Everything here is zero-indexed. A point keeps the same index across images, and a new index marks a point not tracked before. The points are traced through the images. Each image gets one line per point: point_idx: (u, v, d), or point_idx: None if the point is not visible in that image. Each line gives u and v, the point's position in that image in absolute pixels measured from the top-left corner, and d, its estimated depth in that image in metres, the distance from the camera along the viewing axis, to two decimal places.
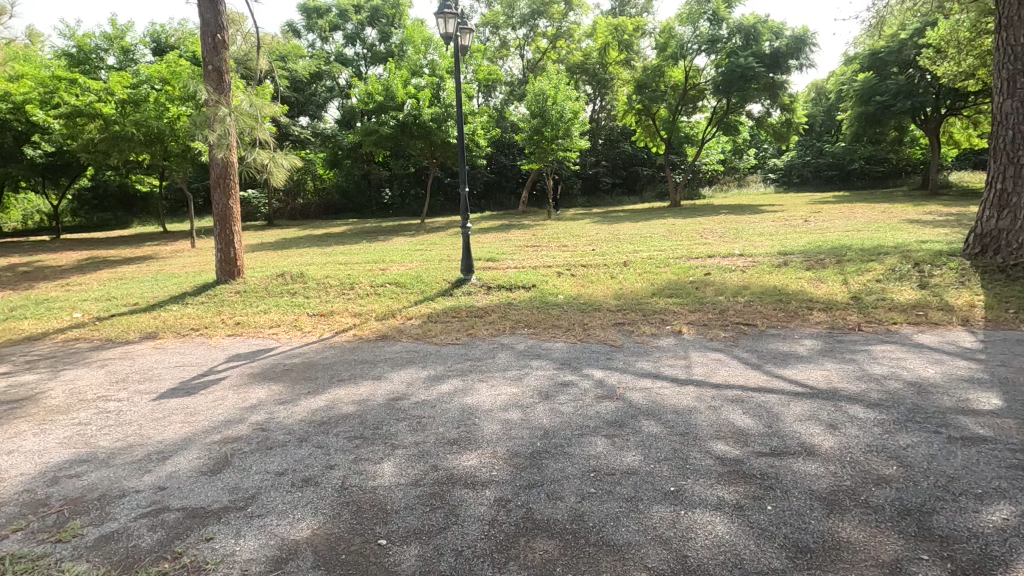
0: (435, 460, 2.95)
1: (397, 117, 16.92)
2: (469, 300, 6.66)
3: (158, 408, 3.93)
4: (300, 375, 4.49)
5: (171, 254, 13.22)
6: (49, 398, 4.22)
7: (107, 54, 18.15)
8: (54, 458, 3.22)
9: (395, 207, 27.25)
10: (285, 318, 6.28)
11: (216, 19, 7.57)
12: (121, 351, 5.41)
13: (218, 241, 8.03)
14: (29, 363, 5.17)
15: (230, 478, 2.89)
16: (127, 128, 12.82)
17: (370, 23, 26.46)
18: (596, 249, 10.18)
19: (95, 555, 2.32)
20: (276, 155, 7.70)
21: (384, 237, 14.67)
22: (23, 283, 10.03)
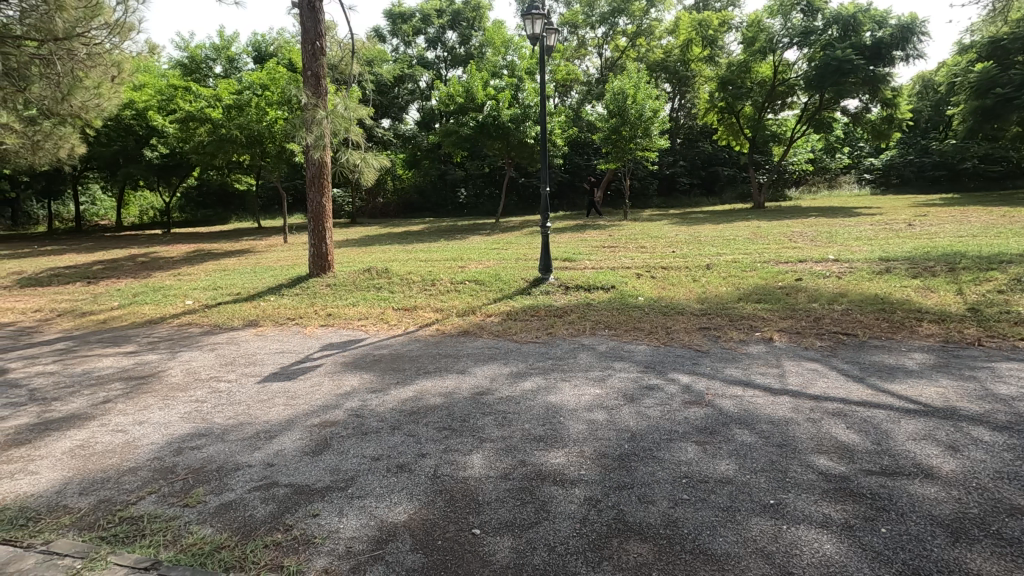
0: (523, 456, 2.99)
1: (477, 118, 17.25)
2: (547, 299, 6.69)
3: (263, 390, 4.23)
4: (388, 365, 4.68)
5: (266, 248, 14.17)
6: (170, 376, 4.66)
7: (214, 63, 19.85)
8: (178, 430, 3.56)
9: (469, 207, 27.87)
10: (372, 312, 6.57)
11: (316, 28, 8.09)
12: (227, 337, 5.88)
13: (312, 237, 8.52)
14: (152, 344, 5.74)
15: (330, 459, 3.06)
16: (232, 131, 13.90)
17: (451, 27, 27.15)
18: (676, 250, 9.90)
19: (217, 521, 2.53)
20: (367, 155, 8.07)
21: (461, 235, 14.99)
22: (144, 271, 11.15)
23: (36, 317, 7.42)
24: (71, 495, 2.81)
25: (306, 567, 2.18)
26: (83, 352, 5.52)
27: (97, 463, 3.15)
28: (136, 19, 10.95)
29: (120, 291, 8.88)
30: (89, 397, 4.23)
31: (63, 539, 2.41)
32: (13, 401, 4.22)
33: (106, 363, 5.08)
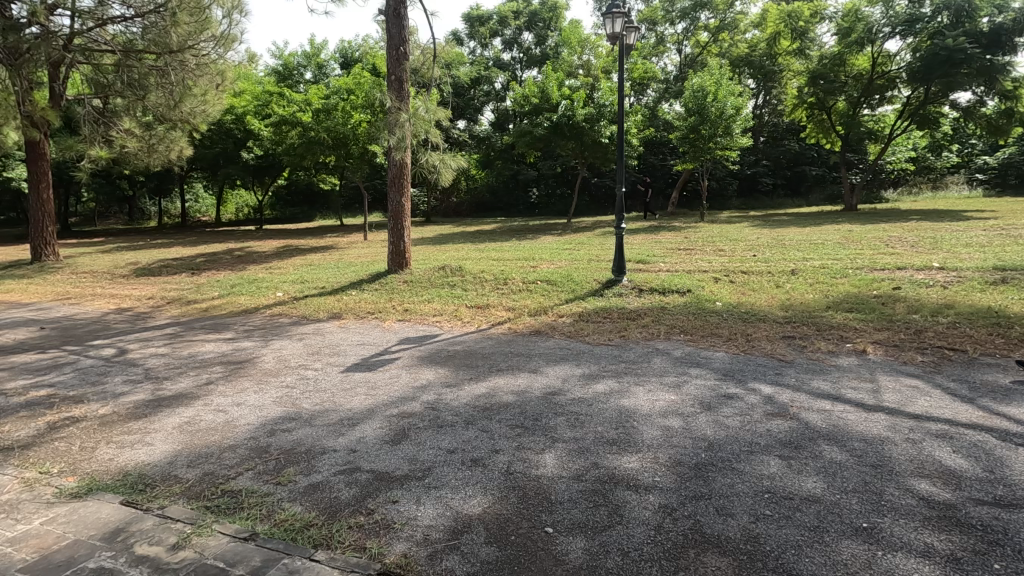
0: (596, 458, 2.98)
1: (551, 119, 17.25)
2: (620, 301, 6.60)
3: (346, 379, 4.47)
4: (462, 361, 4.80)
5: (347, 245, 14.91)
6: (262, 362, 5.02)
7: (305, 69, 21.10)
8: (271, 413, 3.83)
9: (541, 206, 27.96)
10: (447, 309, 6.74)
11: (400, 33, 8.41)
12: (314, 328, 6.25)
13: (391, 235, 8.86)
14: (247, 331, 6.20)
15: (408, 449, 3.19)
16: (320, 134, 14.72)
17: (527, 28, 27.30)
18: (757, 254, 9.45)
19: (306, 500, 2.71)
20: (445, 156, 8.31)
21: (532, 235, 15.03)
22: (240, 264, 12.04)
23: (149, 304, 8.22)
24: (181, 466, 3.10)
25: (387, 551, 2.29)
26: (189, 337, 6.06)
27: (202, 439, 3.45)
28: (238, 31, 11.88)
29: (219, 282, 9.65)
30: (194, 378, 4.64)
31: (175, 506, 2.66)
32: (131, 378, 4.71)
33: (208, 348, 5.55)
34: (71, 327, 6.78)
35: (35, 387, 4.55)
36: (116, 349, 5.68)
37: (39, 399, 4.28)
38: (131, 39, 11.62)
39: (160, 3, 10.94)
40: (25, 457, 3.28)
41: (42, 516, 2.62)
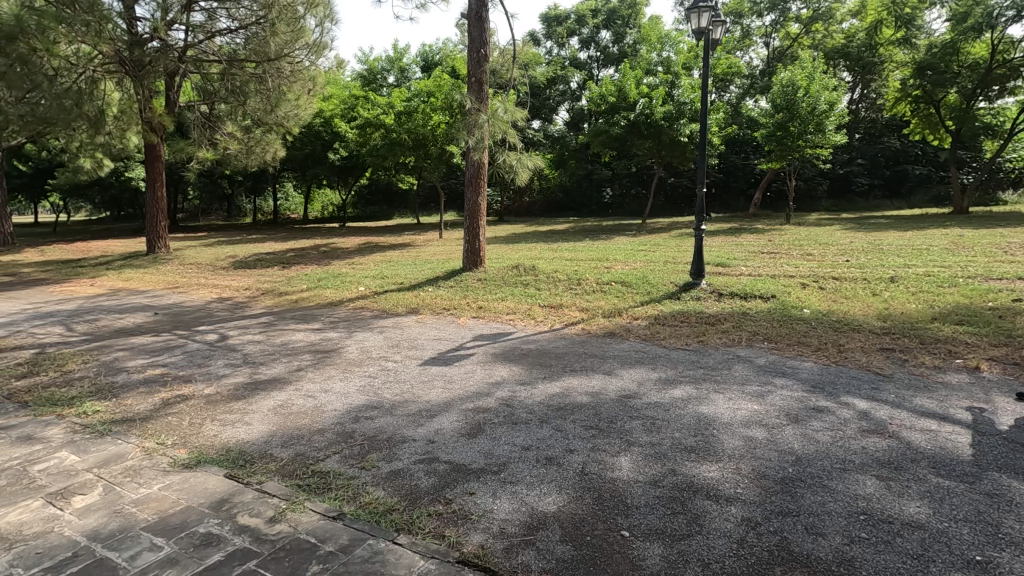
0: (673, 465, 2.90)
1: (629, 118, 16.96)
2: (698, 305, 6.39)
3: (424, 372, 4.63)
4: (536, 360, 4.83)
5: (424, 243, 15.39)
6: (347, 352, 5.30)
7: (388, 73, 22.02)
8: (355, 400, 4.04)
9: (615, 207, 27.59)
10: (520, 307, 6.80)
11: (482, 36, 8.59)
12: (393, 321, 6.52)
13: (467, 233, 9.05)
14: (332, 323, 6.56)
15: (484, 443, 3.25)
16: (401, 135, 15.30)
17: (605, 26, 26.99)
18: (850, 260, 8.83)
19: (388, 486, 2.83)
20: (522, 157, 8.41)
21: (606, 235, 14.86)
22: (325, 260, 12.74)
23: (247, 294, 8.89)
24: (275, 446, 3.34)
25: (465, 540, 2.35)
26: (281, 326, 6.50)
27: (294, 421, 3.70)
28: (329, 38, 12.62)
29: (307, 276, 10.27)
30: (286, 364, 4.98)
31: (272, 482, 2.87)
32: (232, 362, 5.12)
33: (298, 337, 5.93)
34: (181, 314, 7.46)
35: (152, 366, 5.06)
36: (218, 335, 6.19)
37: (155, 377, 4.74)
38: (235, 49, 12.62)
39: (261, 15, 11.85)
40: (144, 429, 3.65)
41: (159, 482, 2.91)
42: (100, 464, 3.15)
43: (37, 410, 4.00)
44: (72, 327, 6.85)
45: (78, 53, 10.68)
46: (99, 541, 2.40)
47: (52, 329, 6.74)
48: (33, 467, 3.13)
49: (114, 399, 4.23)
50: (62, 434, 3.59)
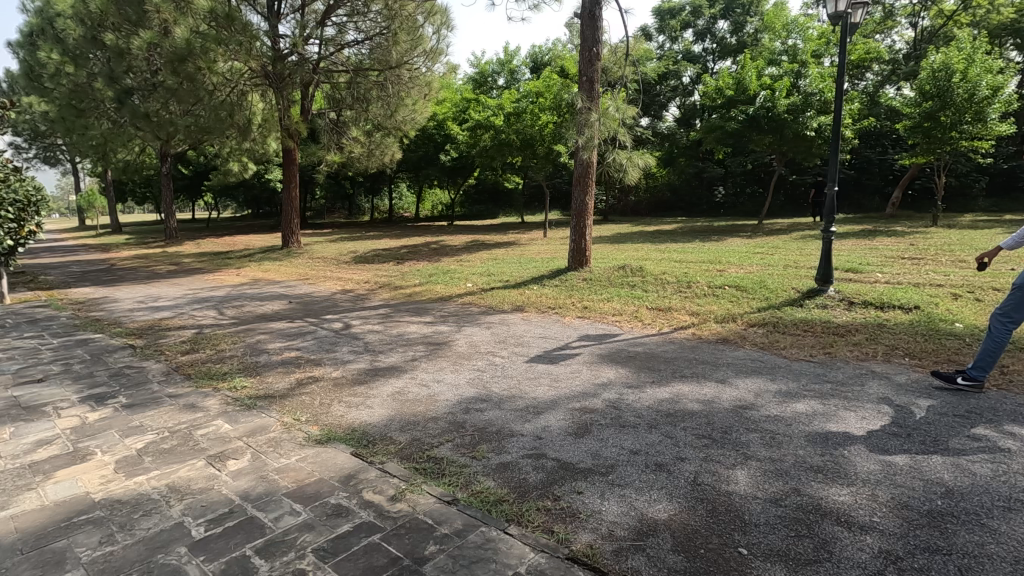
0: (797, 484, 2.71)
1: (747, 112, 16.01)
2: (824, 314, 5.88)
3: (530, 369, 4.71)
4: (643, 363, 4.73)
5: (528, 241, 15.61)
6: (457, 345, 5.53)
7: (499, 76, 22.60)
8: (466, 392, 4.22)
9: (727, 206, 26.18)
10: (626, 309, 6.68)
11: (594, 34, 8.54)
12: (500, 318, 6.70)
13: (573, 233, 9.03)
14: (443, 317, 6.88)
15: (591, 444, 3.25)
16: (510, 136, 15.62)
17: (723, 16, 25.66)
18: (1016, 268, 7.64)
19: (498, 477, 2.92)
20: (632, 155, 8.25)
21: (718, 237, 14.14)
22: (435, 257, 13.35)
23: (366, 287, 9.58)
24: (394, 429, 3.58)
25: (574, 538, 2.37)
26: (396, 318, 6.94)
27: (410, 408, 3.94)
28: (445, 44, 13.25)
29: (419, 271, 10.86)
30: (402, 354, 5.31)
31: (392, 463, 3.08)
32: (355, 349, 5.55)
33: (412, 329, 6.29)
34: (310, 303, 8.22)
35: (288, 349, 5.63)
36: (343, 324, 6.73)
37: (291, 359, 5.28)
38: (361, 59, 13.59)
39: (385, 26, 12.65)
40: (283, 405, 4.08)
41: (296, 454, 3.24)
42: (248, 433, 3.56)
43: (198, 382, 4.62)
44: (223, 312, 7.81)
45: (232, 70, 12.04)
46: (250, 501, 2.73)
47: (207, 313, 7.72)
48: (196, 431, 3.62)
49: (258, 376, 4.76)
50: (218, 404, 4.11)
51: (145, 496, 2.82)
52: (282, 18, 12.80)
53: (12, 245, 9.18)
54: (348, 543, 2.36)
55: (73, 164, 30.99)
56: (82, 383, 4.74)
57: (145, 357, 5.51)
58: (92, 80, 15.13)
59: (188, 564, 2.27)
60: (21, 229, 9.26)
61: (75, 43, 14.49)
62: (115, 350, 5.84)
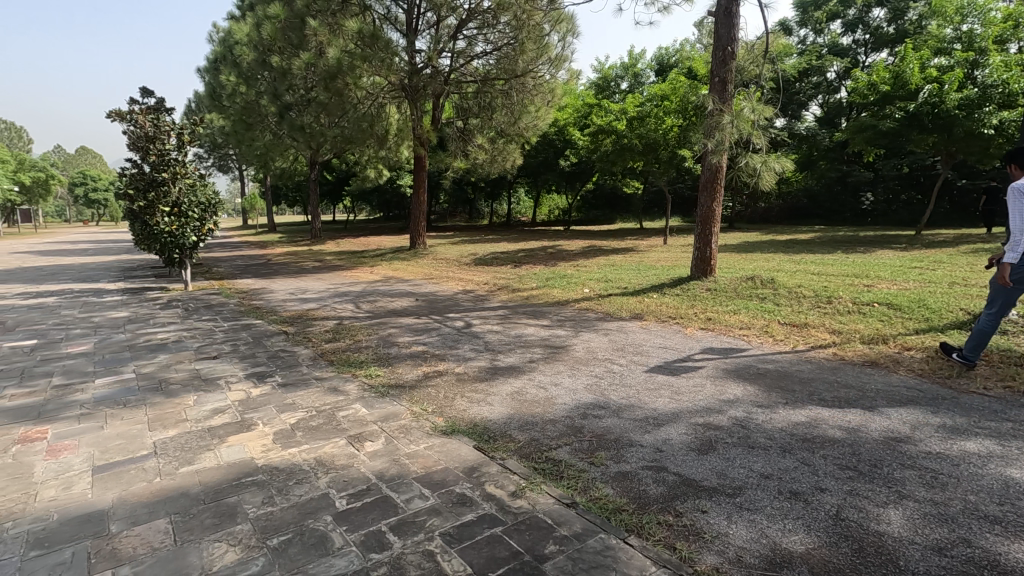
0: (967, 534, 2.36)
1: (907, 108, 14.23)
2: (1003, 341, 5.04)
3: (650, 379, 4.58)
4: (776, 382, 4.39)
5: (648, 248, 15.20)
6: (574, 350, 5.55)
7: (622, 80, 22.27)
8: (584, 397, 4.22)
9: (876, 215, 23.49)
10: (756, 323, 6.26)
11: (730, 33, 8.13)
12: (618, 325, 6.60)
13: (697, 241, 8.65)
14: (560, 321, 6.93)
15: (716, 462, 3.09)
16: (632, 140, 15.26)
17: (879, 3, 23.10)
18: None
19: (616, 486, 2.89)
20: (768, 159, 7.73)
21: (865, 249, 12.69)
22: (552, 261, 13.49)
23: (486, 288, 9.95)
24: (514, 428, 3.68)
25: (697, 558, 2.27)
26: (515, 319, 7.13)
27: (529, 408, 4.02)
28: (570, 51, 13.38)
29: (536, 274, 11.05)
30: (520, 355, 5.43)
31: (512, 460, 3.18)
32: (476, 347, 5.79)
33: (529, 331, 6.43)
34: (435, 301, 8.72)
35: (416, 343, 6.02)
36: (465, 322, 7.05)
37: (418, 352, 5.63)
38: (488, 69, 14.15)
39: (512, 36, 13.05)
40: (412, 395, 4.37)
41: (424, 442, 3.47)
42: (382, 419, 3.87)
43: (339, 368, 5.10)
44: (359, 305, 8.54)
45: (374, 85, 13.12)
46: (384, 481, 2.97)
47: (346, 306, 8.51)
48: (339, 412, 4.01)
49: (389, 367, 5.15)
50: (356, 390, 4.50)
51: (297, 466, 3.18)
52: (419, 34, 13.72)
53: (195, 240, 10.74)
54: (473, 531, 2.48)
55: (241, 171, 35.67)
56: (247, 361, 5.45)
57: (296, 342, 6.21)
58: (260, 98, 17.31)
59: (333, 531, 2.51)
60: (202, 227, 10.84)
61: (248, 67, 16.72)
62: (272, 335, 6.64)
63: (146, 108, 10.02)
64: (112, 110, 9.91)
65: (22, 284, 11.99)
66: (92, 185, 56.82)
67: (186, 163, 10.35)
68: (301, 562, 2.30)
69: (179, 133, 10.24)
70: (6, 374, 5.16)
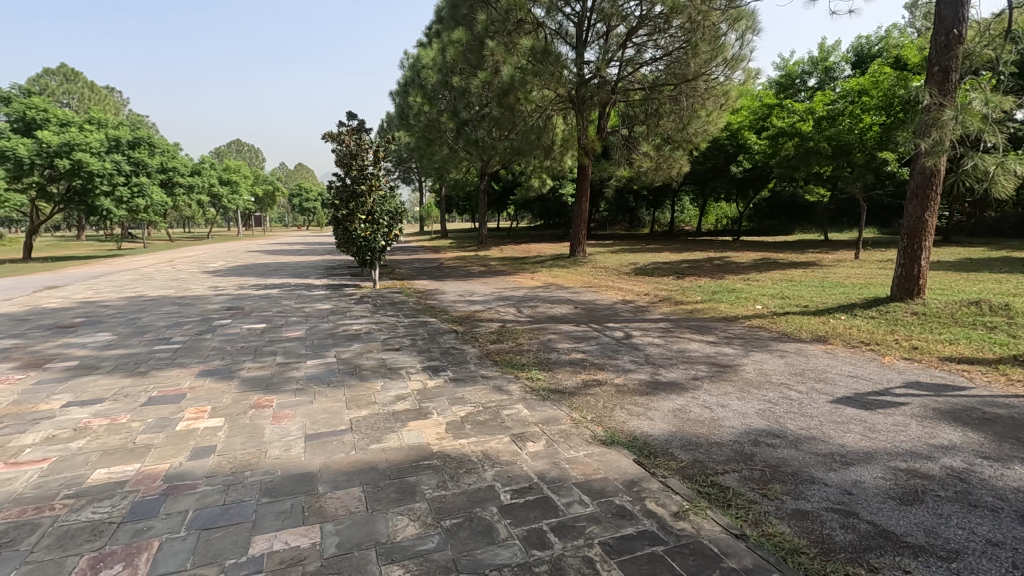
0: None
1: None
2: None
3: (837, 411, 4.07)
4: (1010, 432, 3.60)
5: (834, 263, 13.52)
6: (744, 371, 5.16)
7: (810, 76, 19.87)
8: (755, 423, 3.90)
9: None
10: (981, 357, 5.21)
11: (956, 12, 6.93)
12: (797, 347, 5.98)
13: (902, 256, 7.46)
14: (728, 338, 6.49)
15: (924, 517, 2.64)
16: (820, 143, 13.68)
17: None
18: None
19: (794, 525, 2.62)
20: (1007, 160, 6.37)
21: None
22: (720, 273, 12.69)
23: (646, 299, 9.69)
24: (676, 446, 3.54)
25: None
26: (677, 333, 6.84)
27: (692, 428, 3.84)
28: (749, 50, 12.49)
29: (701, 287, 10.49)
30: (683, 371, 5.21)
31: (674, 479, 3.07)
32: (636, 359, 5.68)
33: (693, 347, 6.12)
34: (594, 310, 8.73)
35: (575, 351, 6.11)
36: (625, 333, 6.95)
37: (578, 360, 5.71)
38: (657, 75, 13.85)
39: (685, 40, 12.62)
40: (572, 402, 4.45)
41: (584, 449, 3.50)
42: (543, 421, 4.00)
43: (503, 369, 5.37)
44: (521, 310, 8.91)
45: (543, 98, 13.62)
46: (545, 482, 3.07)
47: (509, 309, 8.93)
48: (503, 410, 4.24)
49: (550, 371, 5.29)
50: (519, 391, 4.72)
51: (466, 456, 3.43)
52: (588, 45, 13.95)
53: (384, 245, 12.06)
54: (633, 546, 2.45)
55: (421, 182, 39.44)
56: (423, 355, 6.02)
57: (465, 341, 6.69)
58: (440, 115, 19.02)
59: (498, 522, 2.67)
60: (390, 233, 12.17)
61: (432, 88, 18.43)
62: (444, 332, 7.23)
63: (351, 130, 11.64)
64: (327, 132, 11.74)
65: (255, 277, 14.61)
66: (306, 196, 67.14)
67: (380, 177, 11.77)
68: (471, 546, 2.48)
69: (376, 150, 11.68)
70: (245, 350, 6.36)
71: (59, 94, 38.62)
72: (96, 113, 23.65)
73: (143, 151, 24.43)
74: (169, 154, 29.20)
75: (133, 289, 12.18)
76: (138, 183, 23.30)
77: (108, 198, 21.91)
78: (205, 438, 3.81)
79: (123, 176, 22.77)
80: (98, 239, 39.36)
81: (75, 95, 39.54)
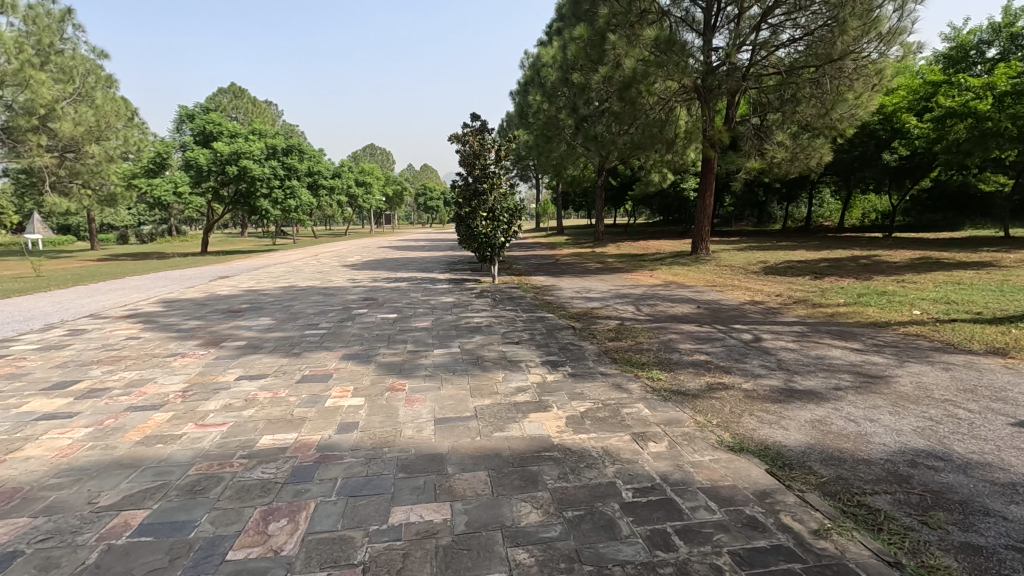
0: None
1: None
2: None
3: (1020, 437, 3.49)
4: None
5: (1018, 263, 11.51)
6: (898, 383, 4.60)
7: (989, 45, 16.61)
8: (911, 441, 3.48)
9: None
10: None
11: None
12: (966, 360, 5.21)
13: None
14: (878, 346, 5.82)
15: None
16: (1001, 123, 11.64)
17: None
18: None
19: (962, 559, 2.31)
20: None
21: None
22: (866, 274, 11.41)
23: (778, 300, 8.99)
24: (815, 460, 3.27)
25: None
26: (815, 338, 6.27)
27: (834, 441, 3.52)
28: (912, 21, 10.93)
29: (845, 289, 9.50)
30: (823, 379, 4.77)
31: (813, 494, 2.85)
32: (767, 364, 5.31)
33: (835, 354, 5.57)
34: (719, 310, 8.27)
35: (698, 352, 5.85)
36: (754, 336, 6.52)
37: (701, 361, 5.47)
38: (795, 58, 12.72)
39: (830, 16, 11.44)
40: (695, 404, 4.28)
41: (710, 454, 3.37)
42: (665, 422, 3.90)
43: (622, 367, 5.31)
44: (640, 308, 8.70)
45: (667, 90, 13.14)
46: (669, 483, 3.00)
47: (627, 307, 8.76)
48: (624, 408, 4.20)
49: (671, 372, 5.13)
50: (640, 390, 4.63)
51: (586, 451, 3.46)
52: (718, 31, 13.19)
53: (503, 242, 12.36)
54: (766, 560, 2.32)
55: (538, 179, 40.05)
56: (542, 350, 6.14)
57: (583, 338, 6.69)
58: (560, 113, 19.19)
59: (620, 519, 2.67)
60: (510, 230, 12.44)
61: (552, 85, 18.59)
62: (562, 328, 7.30)
63: (474, 131, 12.16)
64: (453, 133, 12.38)
65: (387, 271, 15.82)
66: (430, 195, 71.05)
67: (501, 175, 12.13)
68: (594, 539, 2.51)
69: (497, 149, 12.06)
70: (379, 338, 6.93)
71: (229, 109, 44.56)
72: (258, 125, 27.01)
73: (295, 157, 27.38)
74: (316, 160, 32.51)
75: (287, 280, 13.72)
76: (291, 186, 26.19)
77: (267, 199, 24.82)
78: (349, 415, 4.23)
79: (279, 179, 25.66)
80: (257, 237, 44.70)
81: (241, 110, 45.37)
